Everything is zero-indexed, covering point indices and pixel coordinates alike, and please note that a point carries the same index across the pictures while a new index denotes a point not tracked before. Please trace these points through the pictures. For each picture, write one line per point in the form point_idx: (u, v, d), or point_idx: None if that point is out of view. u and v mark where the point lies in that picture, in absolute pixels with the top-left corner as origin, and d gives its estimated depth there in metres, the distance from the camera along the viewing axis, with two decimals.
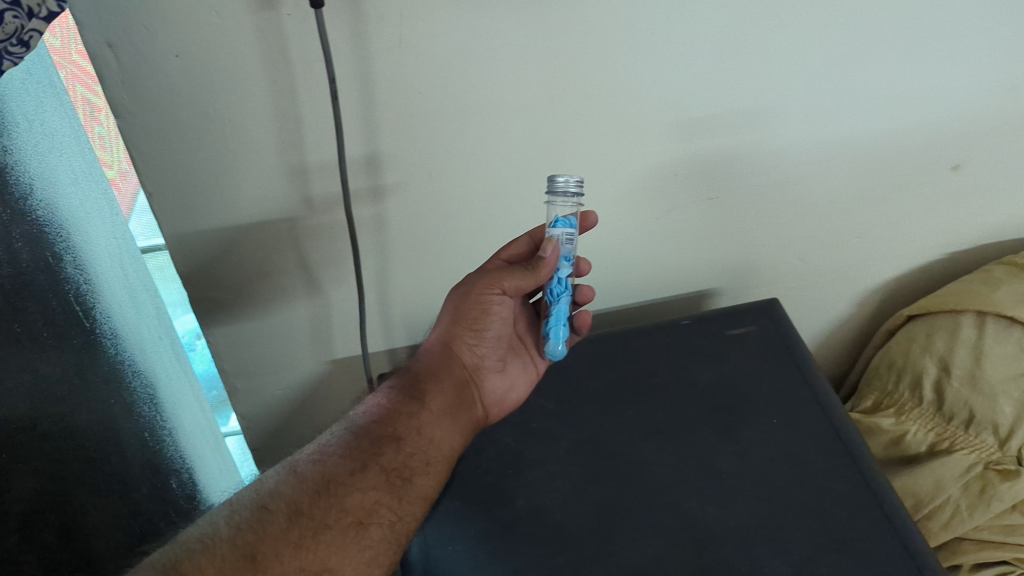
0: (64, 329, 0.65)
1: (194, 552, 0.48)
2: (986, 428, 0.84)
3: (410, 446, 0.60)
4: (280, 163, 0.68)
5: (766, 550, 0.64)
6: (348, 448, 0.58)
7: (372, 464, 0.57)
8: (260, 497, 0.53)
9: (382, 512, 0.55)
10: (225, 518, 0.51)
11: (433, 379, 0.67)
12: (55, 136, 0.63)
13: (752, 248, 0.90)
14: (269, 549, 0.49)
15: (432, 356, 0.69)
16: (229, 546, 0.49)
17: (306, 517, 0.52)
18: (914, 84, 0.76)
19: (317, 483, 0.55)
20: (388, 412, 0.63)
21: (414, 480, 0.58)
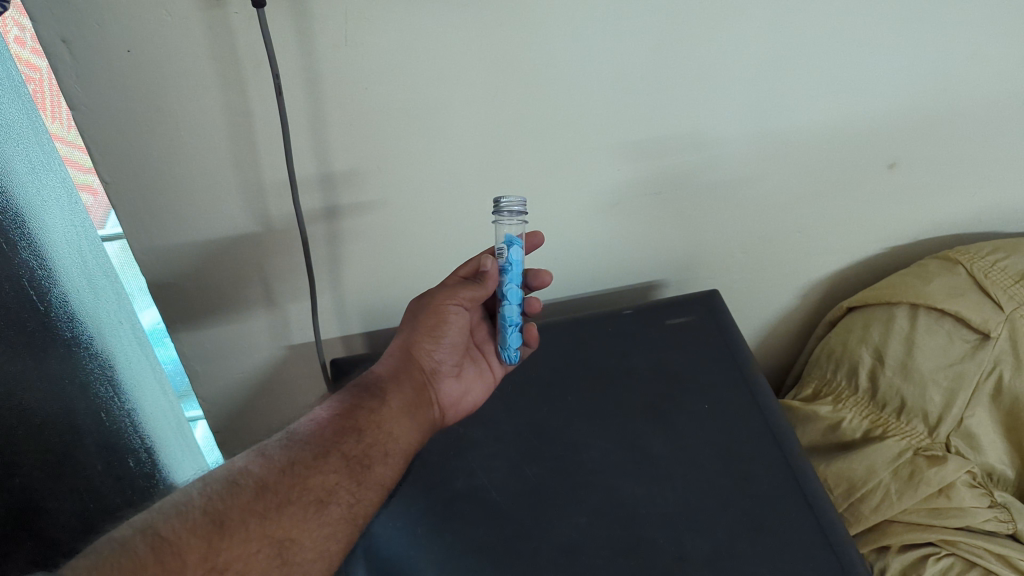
0: (16, 314, 0.68)
1: (167, 517, 0.47)
2: (916, 415, 0.88)
3: (370, 437, 0.61)
4: (232, 155, 0.71)
5: (689, 527, 0.68)
6: (312, 438, 0.59)
7: (333, 451, 0.58)
8: (229, 472, 0.53)
9: (341, 494, 0.55)
10: (197, 489, 0.51)
11: (396, 378, 0.68)
12: (13, 127, 0.65)
13: (695, 241, 0.93)
14: (237, 516, 0.49)
15: (394, 358, 0.70)
16: (200, 512, 0.48)
17: (272, 492, 0.52)
18: (845, 85, 0.80)
19: (283, 464, 0.55)
20: (350, 405, 0.63)
21: (373, 469, 0.59)
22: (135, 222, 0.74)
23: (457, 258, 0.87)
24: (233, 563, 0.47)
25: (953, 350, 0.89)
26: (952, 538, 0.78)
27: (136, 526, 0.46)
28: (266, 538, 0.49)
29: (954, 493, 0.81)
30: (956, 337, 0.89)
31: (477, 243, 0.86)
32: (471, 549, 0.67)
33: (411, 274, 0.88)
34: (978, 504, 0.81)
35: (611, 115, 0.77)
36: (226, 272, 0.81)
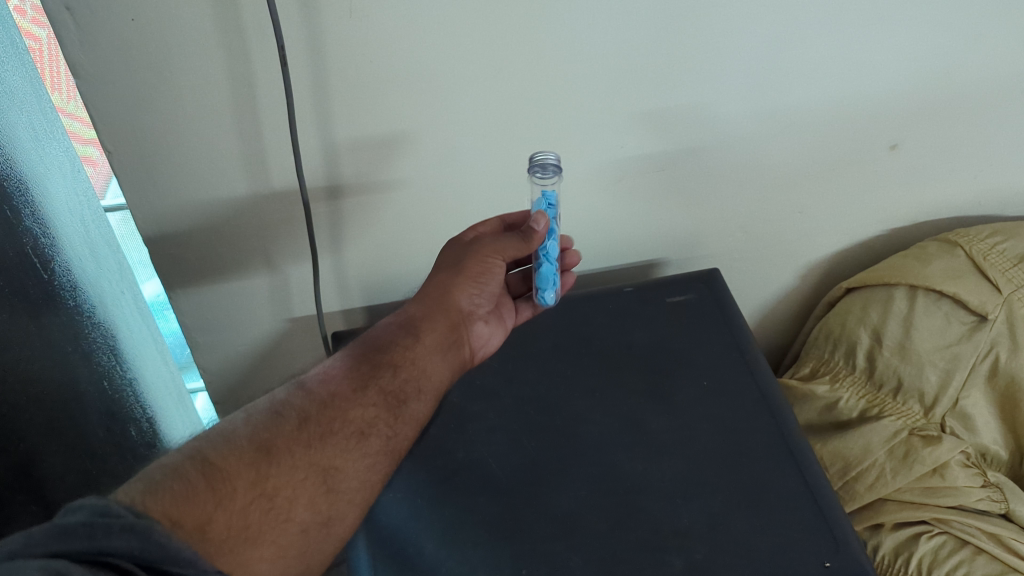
0: (22, 280, 0.68)
1: (217, 444, 0.50)
2: (912, 395, 0.89)
3: (405, 373, 0.63)
4: (235, 126, 0.71)
5: (686, 502, 0.69)
6: (348, 373, 0.62)
7: (371, 386, 0.61)
8: (273, 404, 0.56)
9: (380, 427, 0.59)
10: (243, 419, 0.54)
11: (430, 312, 0.69)
12: (16, 94, 0.65)
13: (696, 220, 0.94)
14: (283, 445, 0.52)
15: (429, 292, 0.70)
16: (248, 441, 0.51)
17: (315, 425, 0.55)
18: (851, 65, 0.80)
19: (324, 398, 0.58)
20: (384, 341, 0.65)
21: (407, 404, 0.62)
22: (138, 193, 0.74)
23: (458, 233, 0.87)
24: (281, 490, 0.50)
25: (950, 332, 0.89)
26: (945, 517, 0.80)
27: (186, 451, 0.48)
28: (311, 467, 0.52)
29: (948, 472, 0.83)
30: (954, 319, 0.90)
31: (479, 218, 0.86)
32: (470, 520, 0.68)
33: (412, 248, 0.88)
34: (971, 483, 0.82)
35: (614, 91, 0.77)
36: (229, 243, 0.82)
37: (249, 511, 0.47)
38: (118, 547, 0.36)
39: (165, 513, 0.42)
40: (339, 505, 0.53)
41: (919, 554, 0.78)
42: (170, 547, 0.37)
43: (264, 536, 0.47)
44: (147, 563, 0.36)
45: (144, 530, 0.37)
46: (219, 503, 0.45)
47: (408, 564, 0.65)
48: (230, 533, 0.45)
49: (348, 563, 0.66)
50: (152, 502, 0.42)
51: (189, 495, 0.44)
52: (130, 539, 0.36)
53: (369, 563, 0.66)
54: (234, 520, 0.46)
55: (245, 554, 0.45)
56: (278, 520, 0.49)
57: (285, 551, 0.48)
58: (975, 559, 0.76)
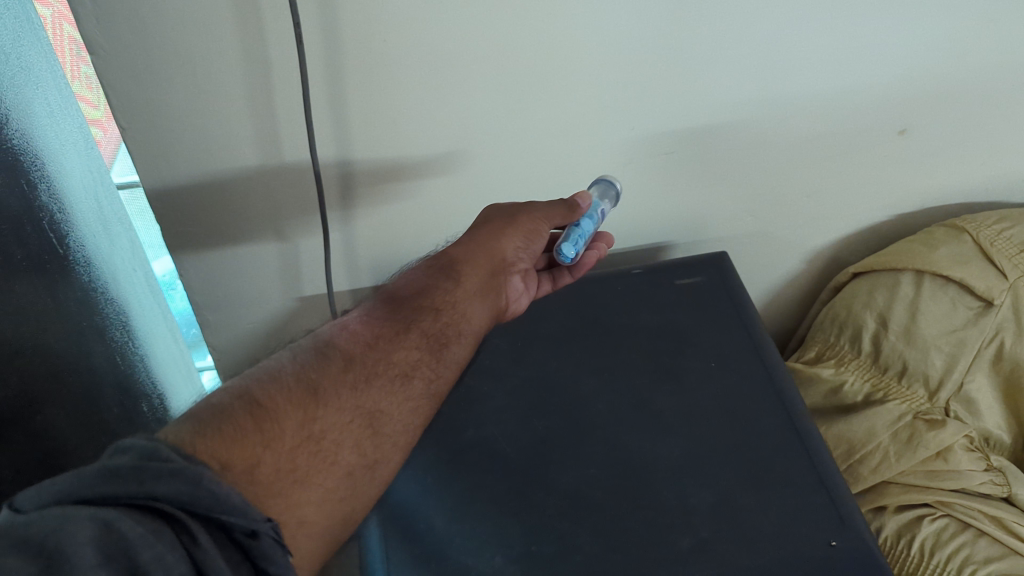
0: (38, 252, 0.70)
1: (263, 382, 0.48)
2: (917, 379, 0.90)
3: (446, 317, 0.62)
4: (247, 105, 0.71)
5: (694, 482, 0.70)
6: (389, 317, 0.60)
7: (412, 331, 0.59)
8: (317, 344, 0.54)
9: (422, 371, 0.58)
10: (287, 358, 0.52)
11: (471, 259, 0.67)
12: (32, 71, 0.67)
13: (704, 203, 0.94)
14: (329, 385, 0.51)
15: (472, 240, 0.69)
16: (294, 380, 0.49)
17: (359, 366, 0.54)
18: (863, 50, 0.80)
19: (366, 340, 0.56)
20: (424, 286, 0.64)
21: (448, 350, 0.61)
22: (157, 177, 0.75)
23: (468, 213, 0.88)
24: (329, 431, 0.48)
25: (956, 317, 0.90)
26: (948, 500, 0.81)
27: (233, 391, 0.47)
28: (357, 409, 0.51)
29: (951, 456, 0.84)
30: (960, 304, 0.90)
31: (488, 199, 0.87)
32: (480, 497, 0.69)
33: (422, 228, 0.88)
34: (974, 467, 0.83)
35: (628, 74, 0.77)
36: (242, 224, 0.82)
37: (297, 453, 0.45)
38: (166, 493, 0.35)
39: (214, 455, 0.40)
40: (384, 448, 0.52)
41: (920, 538, 0.79)
42: (219, 495, 0.36)
43: (312, 478, 0.46)
44: (197, 509, 0.35)
45: (194, 474, 0.36)
46: (268, 444, 0.44)
47: (418, 539, 0.66)
48: (278, 475, 0.44)
49: (359, 537, 0.67)
50: (200, 445, 0.40)
51: (238, 438, 0.43)
52: (179, 485, 0.35)
53: (380, 537, 0.67)
54: (282, 461, 0.44)
55: (292, 496, 0.44)
56: (326, 462, 0.47)
57: (332, 493, 0.47)
58: (976, 542, 0.77)
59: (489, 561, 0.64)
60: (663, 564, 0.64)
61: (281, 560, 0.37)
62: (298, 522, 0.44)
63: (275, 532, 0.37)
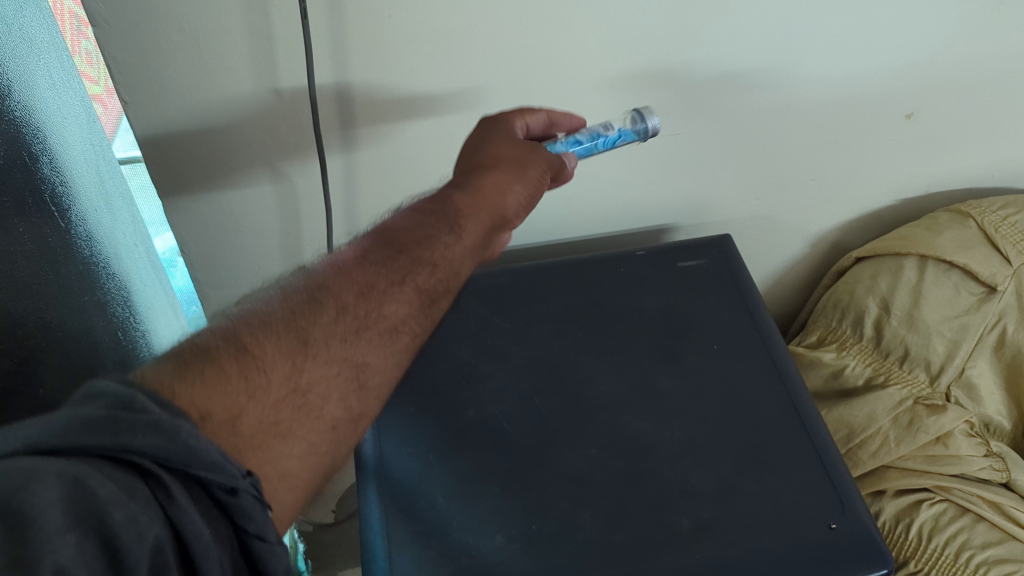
0: (41, 227, 0.68)
1: (252, 326, 0.48)
2: (919, 364, 0.89)
3: (442, 272, 0.59)
4: (250, 77, 0.71)
5: (695, 464, 0.70)
6: (386, 262, 0.57)
7: (408, 282, 0.57)
8: (310, 289, 0.53)
9: (411, 325, 0.56)
10: (277, 300, 0.51)
11: (475, 208, 0.63)
12: (33, 41, 0.65)
13: (709, 186, 0.93)
14: (320, 335, 0.49)
15: (480, 185, 0.63)
16: (285, 327, 0.48)
17: (351, 317, 0.52)
18: (873, 31, 0.79)
19: (361, 287, 0.55)
20: (424, 232, 0.60)
21: (437, 304, 0.59)
22: (157, 150, 0.76)
23: None
24: (316, 384, 0.48)
25: (959, 302, 0.90)
26: (947, 485, 0.81)
27: (221, 333, 0.46)
28: (346, 361, 0.50)
29: (951, 441, 0.84)
30: (963, 289, 0.90)
31: None
32: (481, 476, 0.69)
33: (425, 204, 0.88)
34: (975, 452, 0.84)
35: (635, 52, 0.76)
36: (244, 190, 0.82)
37: (281, 405, 0.45)
38: (143, 448, 0.34)
39: (193, 402, 0.40)
40: (368, 403, 0.51)
41: (920, 520, 0.80)
42: (199, 451, 0.35)
43: (295, 432, 0.45)
44: (175, 464, 0.35)
45: (172, 428, 0.35)
46: (252, 395, 0.44)
47: (420, 518, 0.66)
48: (259, 427, 0.43)
49: (360, 515, 0.68)
50: (180, 389, 0.40)
51: (221, 384, 0.42)
52: (156, 438, 0.34)
53: (381, 515, 0.67)
54: (265, 413, 0.44)
55: (272, 450, 0.44)
56: (311, 416, 0.47)
57: (316, 448, 0.47)
58: (975, 527, 0.78)
59: (490, 541, 0.64)
60: (663, 547, 0.64)
61: (259, 515, 0.38)
62: (278, 475, 0.44)
63: (254, 489, 0.37)
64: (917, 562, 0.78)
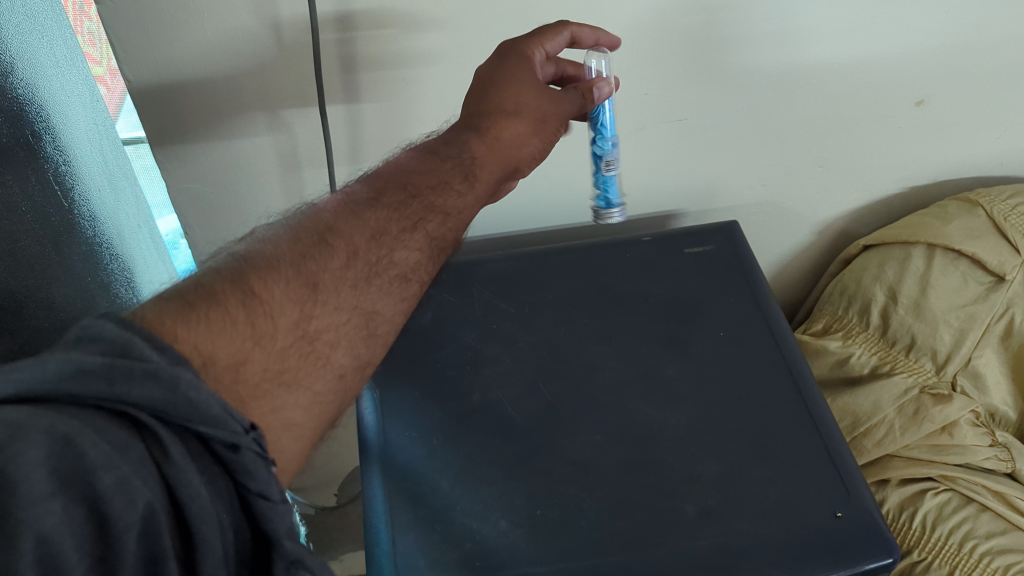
0: (43, 206, 0.67)
1: (259, 269, 0.46)
2: (925, 353, 0.89)
3: (451, 223, 0.59)
4: (255, 55, 0.72)
5: (700, 450, 0.69)
6: (399, 206, 0.56)
7: (420, 227, 0.56)
8: (318, 230, 0.52)
9: (420, 272, 0.56)
10: (283, 243, 0.50)
11: (489, 161, 0.63)
12: (37, 19, 0.65)
13: (716, 172, 0.93)
14: (329, 281, 0.49)
15: (499, 137, 0.64)
16: (294, 272, 0.47)
17: (361, 262, 0.51)
18: (881, 14, 0.78)
19: (372, 230, 0.53)
20: (437, 176, 0.59)
21: (443, 253, 0.59)
22: (165, 134, 0.76)
23: None
24: (324, 331, 0.47)
25: (966, 292, 0.90)
26: (952, 475, 0.81)
27: (227, 275, 0.45)
28: (355, 309, 0.49)
29: (957, 431, 0.84)
30: (970, 279, 0.90)
31: None
32: (485, 461, 0.69)
33: None
34: (979, 442, 0.84)
35: (643, 35, 0.75)
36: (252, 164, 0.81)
37: (288, 353, 0.44)
38: (139, 398, 0.33)
39: (196, 347, 0.39)
40: (375, 351, 0.51)
41: (924, 510, 0.80)
42: (198, 404, 0.34)
43: (300, 381, 0.44)
44: (172, 415, 0.34)
45: (171, 378, 0.33)
46: (258, 341, 0.43)
47: (423, 502, 0.66)
48: (265, 375, 0.42)
49: (364, 499, 0.67)
50: (182, 332, 0.39)
51: (226, 330, 0.41)
52: (154, 388, 0.33)
53: (385, 498, 0.66)
54: (271, 361, 0.43)
55: (277, 399, 0.43)
56: (317, 364, 0.46)
57: (321, 398, 0.46)
58: (979, 516, 0.78)
59: (493, 526, 0.64)
60: (665, 533, 0.64)
61: (262, 473, 0.36)
62: (282, 425, 0.43)
63: (257, 445, 0.36)
64: (920, 551, 0.79)
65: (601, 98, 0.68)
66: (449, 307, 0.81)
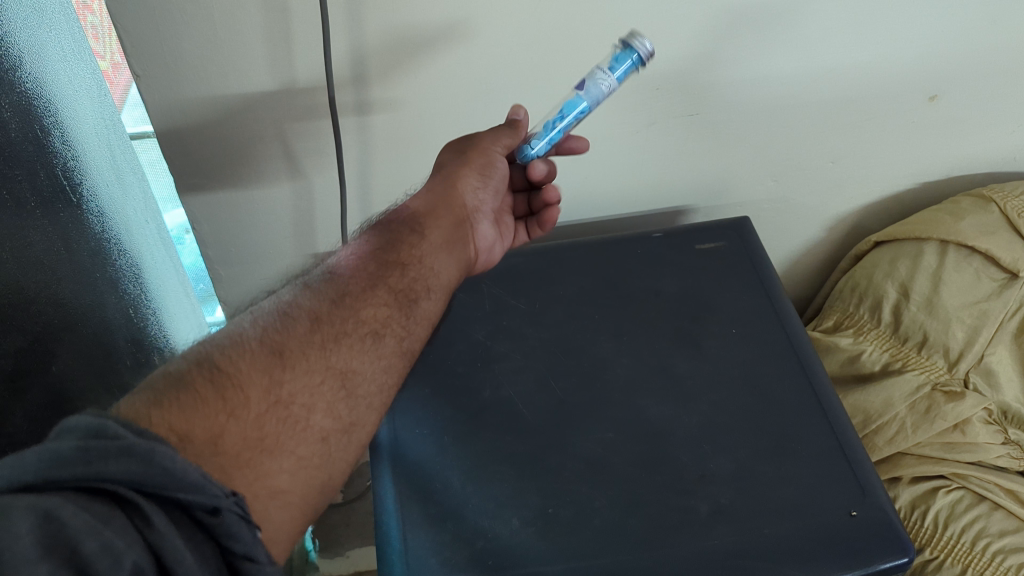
0: (51, 200, 0.67)
1: (224, 348, 0.49)
2: (937, 350, 0.88)
3: (413, 271, 0.62)
4: (266, 53, 0.70)
5: (713, 448, 0.69)
6: (356, 272, 0.60)
7: (380, 284, 0.59)
8: (280, 306, 0.55)
9: (394, 326, 0.57)
10: (249, 321, 0.53)
11: (431, 210, 0.67)
12: (44, 13, 0.64)
13: (727, 168, 0.92)
14: (296, 347, 0.51)
15: (429, 189, 0.69)
16: (259, 344, 0.50)
17: (327, 325, 0.54)
18: (898, 10, 0.77)
19: (333, 295, 0.57)
20: (388, 238, 0.64)
21: (419, 303, 0.61)
22: (174, 135, 0.76)
23: None
24: (298, 395, 0.49)
25: (980, 288, 0.89)
26: (962, 472, 0.81)
27: (193, 359, 0.48)
28: (328, 369, 0.51)
29: (969, 428, 0.83)
30: (984, 275, 0.89)
31: None
32: (497, 458, 0.68)
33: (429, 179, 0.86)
34: (992, 440, 0.84)
35: (657, 33, 0.74)
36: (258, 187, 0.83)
37: (264, 420, 0.47)
38: (116, 473, 0.36)
39: (171, 428, 0.42)
40: (360, 411, 0.52)
41: (935, 508, 0.79)
42: (175, 473, 0.37)
43: (282, 446, 0.47)
44: (149, 487, 0.36)
45: (146, 452, 0.36)
46: (231, 413, 0.45)
47: (434, 500, 0.66)
48: (245, 444, 0.45)
49: (374, 497, 0.67)
50: (156, 417, 0.42)
51: (198, 407, 0.44)
52: (129, 463, 0.36)
53: (396, 497, 0.66)
54: (248, 430, 0.45)
55: (261, 466, 0.45)
56: (296, 429, 0.48)
57: (307, 461, 0.48)
58: (992, 515, 0.78)
59: (505, 524, 0.64)
60: (679, 532, 0.63)
61: (245, 534, 0.39)
62: (269, 493, 0.45)
63: (238, 508, 0.39)
64: (932, 550, 0.78)
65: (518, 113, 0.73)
66: (460, 304, 0.80)
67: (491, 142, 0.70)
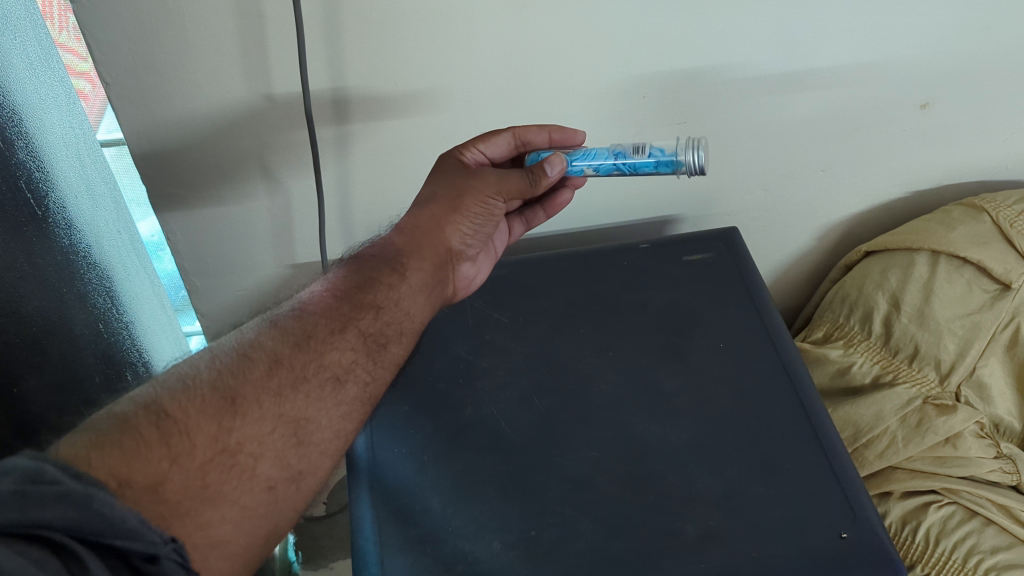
0: (14, 216, 0.64)
1: (174, 391, 0.47)
2: (929, 363, 0.87)
3: (388, 315, 0.59)
4: (241, 61, 0.68)
5: (699, 467, 0.67)
6: (327, 310, 0.57)
7: (350, 326, 0.56)
8: (240, 346, 0.52)
9: (358, 372, 0.55)
10: (206, 361, 0.51)
11: (419, 244, 0.64)
12: (8, 18, 0.61)
13: (716, 176, 0.90)
14: (250, 393, 0.49)
15: (418, 225, 0.65)
16: (210, 388, 0.48)
17: (287, 368, 0.51)
18: (886, 17, 0.76)
19: (297, 336, 0.54)
20: (367, 275, 0.61)
21: (388, 349, 0.58)
22: (146, 143, 0.74)
23: None
24: (247, 443, 0.47)
25: (972, 299, 0.87)
26: (954, 487, 0.79)
27: (141, 400, 0.46)
28: (281, 417, 0.49)
29: (961, 443, 0.81)
30: (976, 287, 0.88)
31: None
32: (478, 478, 0.66)
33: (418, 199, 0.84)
34: (984, 454, 0.81)
35: (642, 41, 0.73)
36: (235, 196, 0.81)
37: (208, 469, 0.45)
38: (52, 519, 0.34)
39: (111, 472, 0.41)
40: (311, 459, 0.50)
41: (927, 523, 0.78)
42: (113, 519, 0.35)
43: (226, 495, 0.45)
44: (86, 533, 0.34)
45: (83, 498, 0.35)
46: (174, 460, 0.44)
47: (412, 522, 0.64)
48: (186, 493, 0.43)
49: (351, 517, 0.65)
50: (96, 460, 0.41)
51: (139, 453, 0.43)
52: (65, 509, 0.34)
53: (374, 519, 0.64)
54: (191, 478, 0.44)
55: (203, 515, 0.43)
56: (242, 477, 0.46)
57: (252, 511, 0.46)
58: (983, 531, 0.76)
59: (485, 547, 0.62)
60: (665, 555, 0.61)
61: None
62: (210, 542, 0.43)
63: (177, 555, 0.36)
64: (923, 566, 0.76)
65: (553, 173, 0.64)
66: (442, 319, 0.79)
67: (493, 188, 0.66)
